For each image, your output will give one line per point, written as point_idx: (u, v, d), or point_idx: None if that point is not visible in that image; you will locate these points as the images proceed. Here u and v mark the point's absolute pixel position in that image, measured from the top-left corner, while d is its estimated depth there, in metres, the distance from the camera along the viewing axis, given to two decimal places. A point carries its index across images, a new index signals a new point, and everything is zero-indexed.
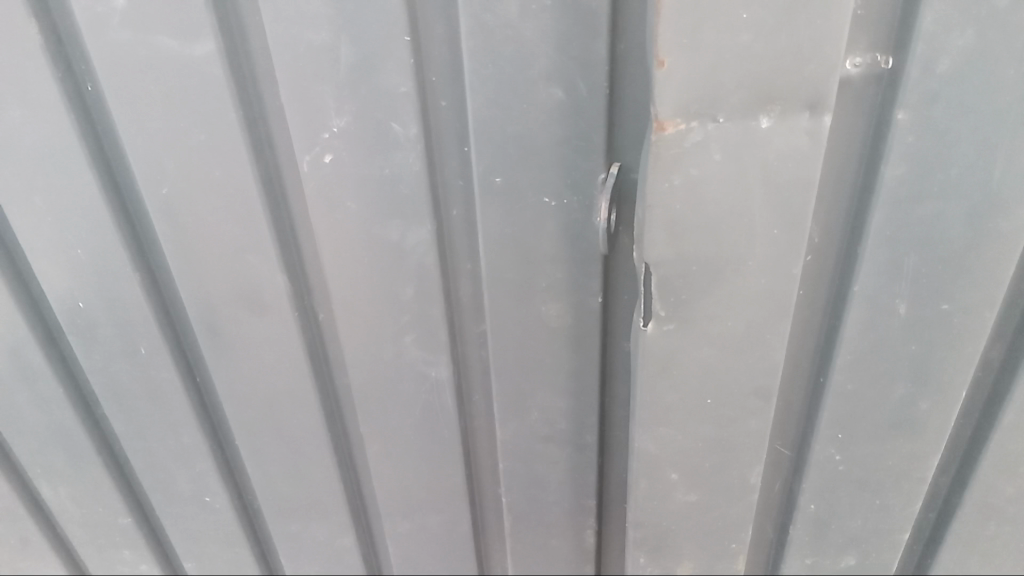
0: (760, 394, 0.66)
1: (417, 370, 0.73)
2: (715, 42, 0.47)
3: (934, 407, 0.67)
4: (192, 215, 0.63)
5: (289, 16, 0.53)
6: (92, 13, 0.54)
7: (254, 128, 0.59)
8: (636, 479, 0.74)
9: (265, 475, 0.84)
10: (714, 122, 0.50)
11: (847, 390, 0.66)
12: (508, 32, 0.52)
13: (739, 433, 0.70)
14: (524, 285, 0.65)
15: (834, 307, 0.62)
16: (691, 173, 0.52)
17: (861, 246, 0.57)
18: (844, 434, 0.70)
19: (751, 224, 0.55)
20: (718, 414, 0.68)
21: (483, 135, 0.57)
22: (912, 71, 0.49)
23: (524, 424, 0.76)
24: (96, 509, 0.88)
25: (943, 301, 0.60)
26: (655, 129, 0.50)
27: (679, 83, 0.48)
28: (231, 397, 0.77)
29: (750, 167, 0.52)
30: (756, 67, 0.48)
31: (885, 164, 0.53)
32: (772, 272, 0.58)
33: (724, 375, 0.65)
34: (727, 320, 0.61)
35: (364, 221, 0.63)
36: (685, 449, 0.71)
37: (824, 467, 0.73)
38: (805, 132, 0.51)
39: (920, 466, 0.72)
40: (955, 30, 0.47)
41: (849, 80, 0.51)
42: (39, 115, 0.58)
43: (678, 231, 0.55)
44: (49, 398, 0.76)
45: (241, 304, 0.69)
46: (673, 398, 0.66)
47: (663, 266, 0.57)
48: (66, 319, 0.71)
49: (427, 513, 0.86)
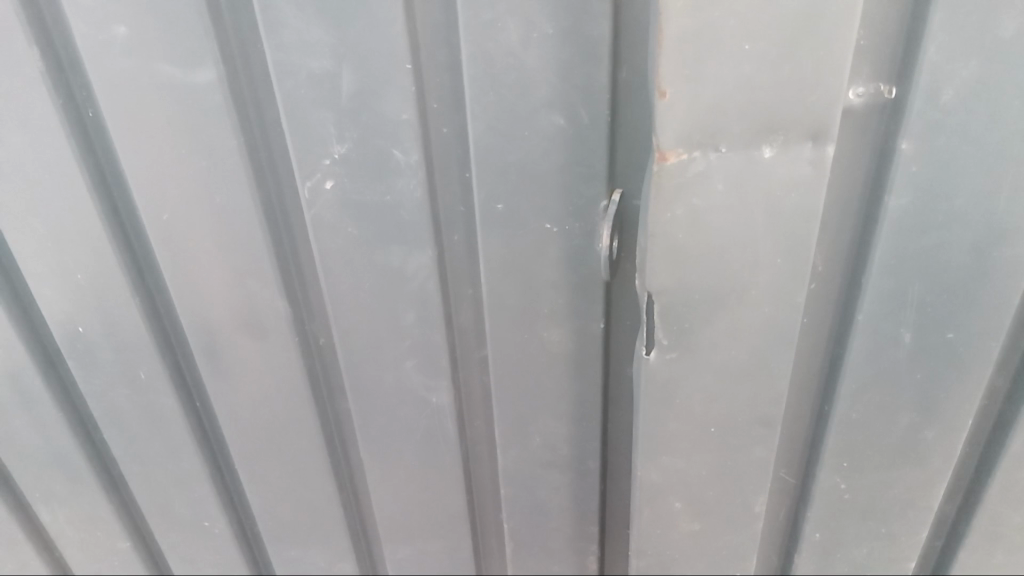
0: (764, 422, 0.66)
1: (418, 397, 0.72)
2: (717, 73, 0.47)
3: (940, 435, 0.66)
4: (192, 240, 0.63)
5: (290, 45, 0.53)
6: (94, 41, 0.54)
7: (255, 154, 0.59)
8: (639, 508, 0.73)
9: (264, 500, 0.83)
10: (716, 151, 0.50)
11: (852, 419, 0.66)
12: (510, 60, 0.52)
13: (742, 461, 0.69)
14: (526, 311, 0.65)
15: (837, 335, 0.62)
16: (694, 203, 0.52)
17: (865, 275, 0.57)
18: (849, 463, 0.69)
19: (754, 253, 0.55)
20: (722, 443, 0.68)
21: (484, 162, 0.57)
22: (915, 101, 0.49)
23: (525, 449, 0.75)
24: (94, 534, 0.87)
25: (948, 329, 0.59)
26: (657, 159, 0.50)
27: (680, 113, 0.48)
28: (231, 423, 0.77)
29: (754, 196, 0.52)
30: (758, 99, 0.48)
31: (889, 193, 0.53)
32: (776, 300, 0.58)
33: (728, 402, 0.64)
34: (730, 350, 0.60)
35: (364, 247, 0.62)
36: (688, 477, 0.70)
37: (830, 496, 0.72)
38: (809, 162, 0.51)
39: (926, 495, 0.71)
40: (959, 60, 0.47)
41: (852, 110, 0.51)
42: (40, 141, 0.58)
43: (681, 260, 0.55)
44: (47, 423, 0.76)
45: (242, 329, 0.69)
46: (677, 427, 0.66)
47: (666, 295, 0.57)
48: (66, 344, 0.71)
49: (427, 539, 0.85)
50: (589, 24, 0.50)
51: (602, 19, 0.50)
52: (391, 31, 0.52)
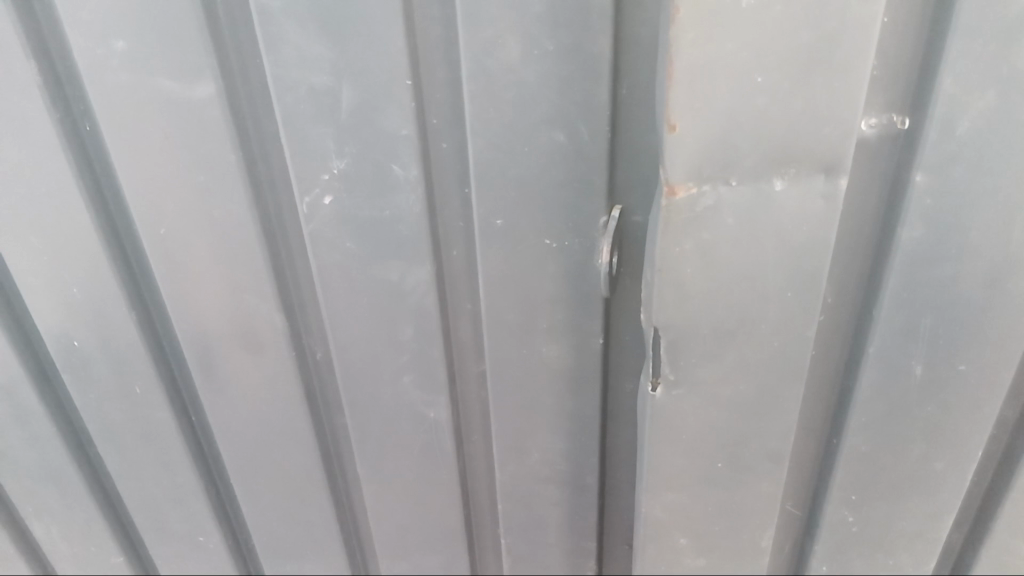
0: (773, 457, 0.67)
1: (415, 412, 0.72)
2: (729, 105, 0.47)
3: (950, 467, 0.67)
4: (190, 254, 0.63)
5: (289, 61, 0.53)
6: (91, 55, 0.53)
7: (254, 168, 0.58)
8: (645, 544, 0.74)
9: (259, 514, 0.82)
10: (726, 185, 0.50)
11: (861, 451, 0.66)
12: (510, 76, 0.52)
13: (749, 495, 0.70)
14: (526, 327, 0.65)
15: (848, 366, 0.63)
16: (703, 236, 0.52)
17: (876, 308, 0.58)
18: (857, 495, 0.70)
19: (765, 289, 0.55)
20: (728, 478, 0.68)
21: (484, 179, 0.56)
22: (930, 132, 0.49)
23: (524, 465, 0.75)
24: (87, 549, 0.87)
25: (957, 363, 0.60)
26: (666, 193, 0.50)
27: (690, 146, 0.48)
28: (227, 437, 0.76)
29: (760, 221, 0.52)
30: (770, 131, 0.48)
31: (901, 227, 0.53)
32: (786, 335, 0.58)
33: (735, 434, 0.65)
34: (737, 382, 0.61)
35: (363, 263, 0.62)
36: (694, 513, 0.71)
37: (837, 529, 0.73)
38: (822, 194, 0.51)
39: (934, 526, 0.71)
40: (976, 91, 0.47)
41: (865, 140, 0.51)
42: (36, 155, 0.57)
43: (688, 298, 0.56)
44: (41, 437, 0.75)
45: (239, 343, 0.68)
46: (682, 463, 0.67)
47: (673, 330, 0.57)
48: (60, 358, 0.70)
49: (425, 554, 0.85)
50: (589, 41, 0.50)
51: (603, 37, 0.50)
52: (391, 47, 0.52)
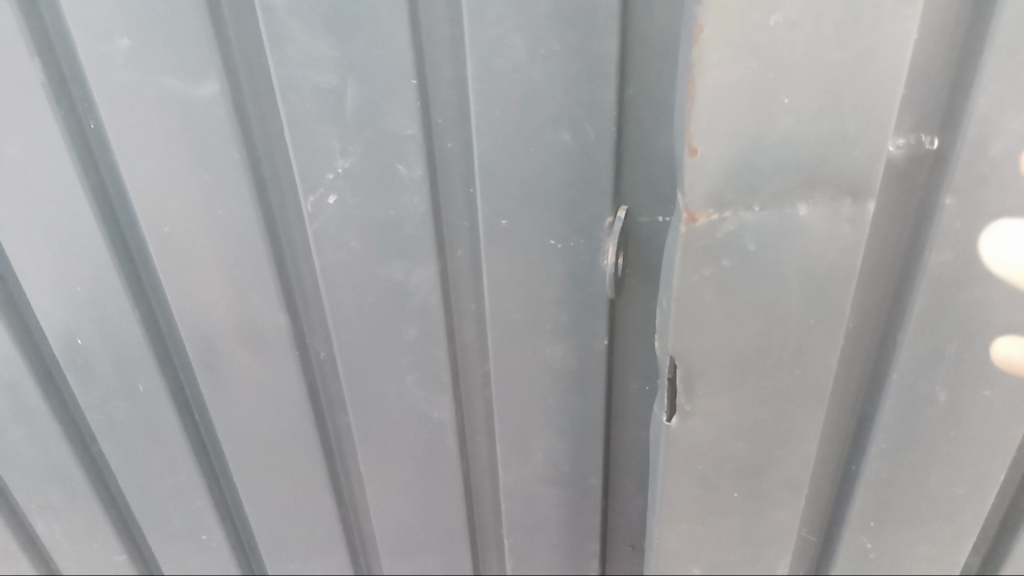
0: (791, 485, 0.68)
1: (419, 412, 0.72)
2: (754, 127, 0.47)
3: (971, 491, 0.66)
4: (194, 253, 0.63)
5: (294, 60, 0.52)
6: (96, 53, 0.53)
7: (258, 167, 0.58)
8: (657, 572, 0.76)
9: (262, 513, 0.82)
10: (749, 210, 0.50)
11: (881, 477, 0.67)
12: (516, 76, 0.52)
13: (765, 523, 0.71)
14: (531, 328, 0.64)
15: (868, 393, 0.63)
16: (723, 263, 0.53)
17: (899, 334, 0.58)
18: (876, 522, 0.71)
19: (786, 320, 0.56)
20: (744, 507, 0.69)
21: (490, 179, 0.56)
22: (960, 152, 0.49)
23: (527, 465, 0.75)
24: (90, 546, 0.86)
25: (983, 387, 0.59)
26: (686, 220, 0.50)
27: (711, 171, 0.48)
28: (231, 437, 0.76)
29: (770, 232, 0.51)
30: (796, 155, 0.48)
31: (928, 250, 0.53)
32: (807, 364, 0.59)
33: (752, 462, 0.66)
34: (756, 411, 0.62)
35: (367, 262, 0.62)
36: (708, 544, 0.72)
37: (854, 554, 0.74)
38: (849, 219, 0.51)
39: (953, 550, 0.72)
40: (1011, 110, 0.47)
41: (893, 161, 0.51)
42: (39, 152, 0.57)
43: (706, 332, 0.56)
44: (44, 435, 0.75)
45: (243, 341, 0.68)
46: (696, 496, 0.68)
47: (690, 361, 0.58)
48: (64, 355, 0.70)
49: (427, 553, 0.84)
50: (596, 41, 0.50)
51: (610, 36, 0.50)
52: (397, 46, 0.51)
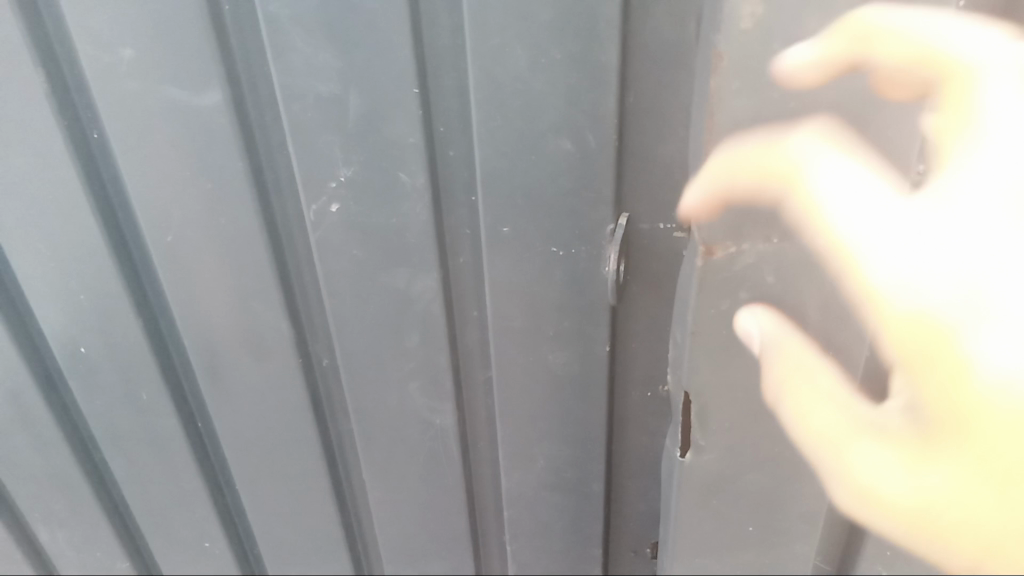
0: (806, 517, 0.67)
1: (422, 419, 0.72)
2: (771, 159, 0.49)
3: None
4: (197, 261, 0.63)
5: (297, 70, 0.53)
6: (100, 63, 0.54)
7: (261, 176, 0.59)
8: None
9: (265, 520, 0.82)
10: (769, 242, 0.52)
11: None
12: (517, 85, 0.52)
13: (780, 555, 0.71)
14: (533, 334, 0.65)
15: None
16: (741, 295, 0.54)
17: None
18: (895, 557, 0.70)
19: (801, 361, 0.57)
20: (759, 541, 0.69)
21: (492, 187, 0.57)
22: None
23: (530, 471, 0.75)
24: (93, 554, 0.86)
25: None
26: (703, 252, 0.52)
27: (726, 202, 0.51)
28: (235, 444, 0.76)
29: (788, 260, 0.53)
30: (813, 187, 0.50)
31: None
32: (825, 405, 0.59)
33: (766, 495, 0.66)
34: (774, 445, 0.62)
35: (369, 270, 0.62)
36: None
37: None
38: None
39: None
40: None
41: None
42: (43, 161, 0.58)
43: (724, 365, 0.58)
44: (47, 443, 0.75)
45: (247, 349, 0.68)
46: (710, 531, 0.68)
47: (704, 394, 0.59)
48: (67, 363, 0.71)
49: (430, 560, 0.84)
50: (597, 50, 0.50)
51: (611, 45, 0.50)
52: (399, 56, 0.52)
